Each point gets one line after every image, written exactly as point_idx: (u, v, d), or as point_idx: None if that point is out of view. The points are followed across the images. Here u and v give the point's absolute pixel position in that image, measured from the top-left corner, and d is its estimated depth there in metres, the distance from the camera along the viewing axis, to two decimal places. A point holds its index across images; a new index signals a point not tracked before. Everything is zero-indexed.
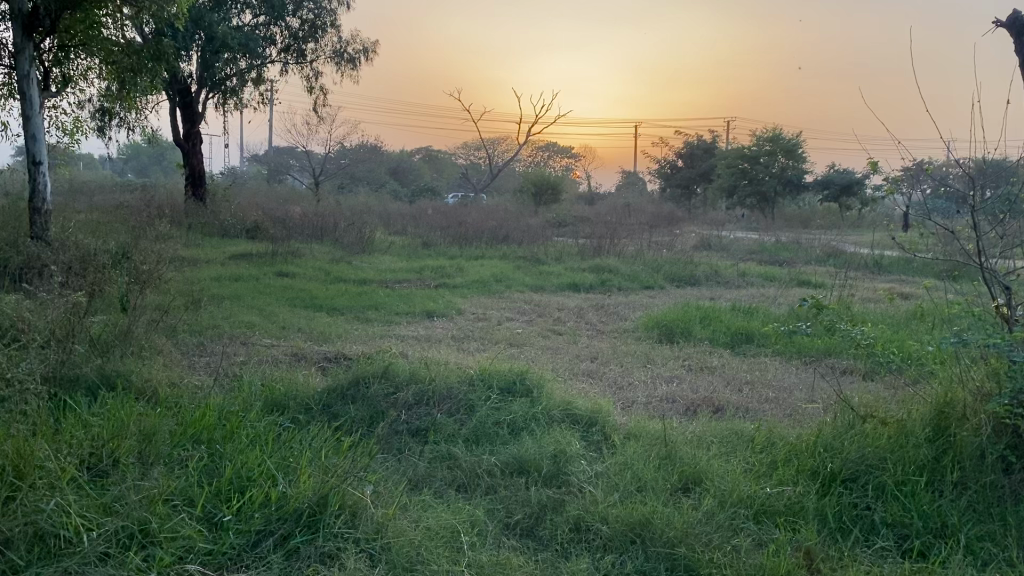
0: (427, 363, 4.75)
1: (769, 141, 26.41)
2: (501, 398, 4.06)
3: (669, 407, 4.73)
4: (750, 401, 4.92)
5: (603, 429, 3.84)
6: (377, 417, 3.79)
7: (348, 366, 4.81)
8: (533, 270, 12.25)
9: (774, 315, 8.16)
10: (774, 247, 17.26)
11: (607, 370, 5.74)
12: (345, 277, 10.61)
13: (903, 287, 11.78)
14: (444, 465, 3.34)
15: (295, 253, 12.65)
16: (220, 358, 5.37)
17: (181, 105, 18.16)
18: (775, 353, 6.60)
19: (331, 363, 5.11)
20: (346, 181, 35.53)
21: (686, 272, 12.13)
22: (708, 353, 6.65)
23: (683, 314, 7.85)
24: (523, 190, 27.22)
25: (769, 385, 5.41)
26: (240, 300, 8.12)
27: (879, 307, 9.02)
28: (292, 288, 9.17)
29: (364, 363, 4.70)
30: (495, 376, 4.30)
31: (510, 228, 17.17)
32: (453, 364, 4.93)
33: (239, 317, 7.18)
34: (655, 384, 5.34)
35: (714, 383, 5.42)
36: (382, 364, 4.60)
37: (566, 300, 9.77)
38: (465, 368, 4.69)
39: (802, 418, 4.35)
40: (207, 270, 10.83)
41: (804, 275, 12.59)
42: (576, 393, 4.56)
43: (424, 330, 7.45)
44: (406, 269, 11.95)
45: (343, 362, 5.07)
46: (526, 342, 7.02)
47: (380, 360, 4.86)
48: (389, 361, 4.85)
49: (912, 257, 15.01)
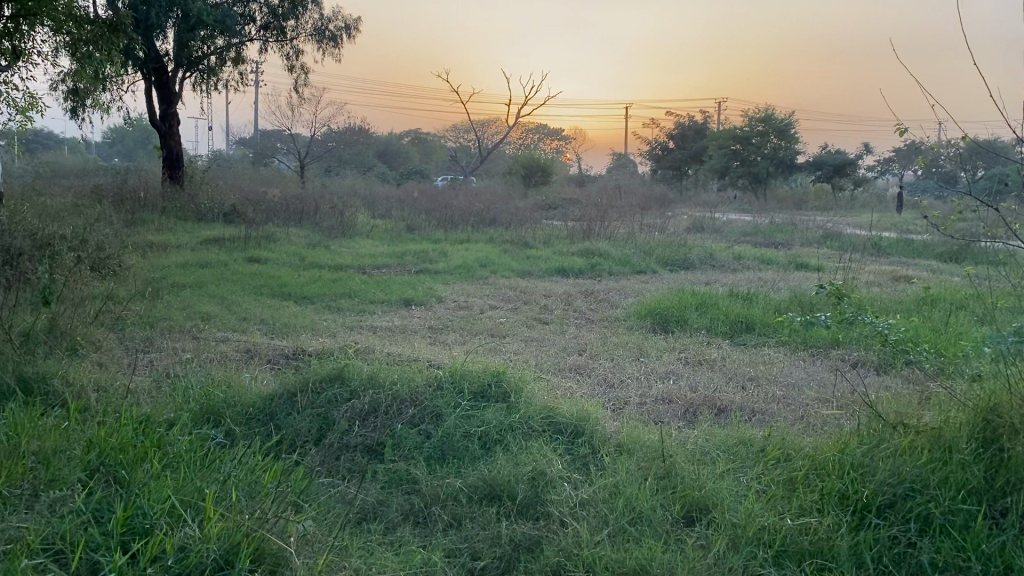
0: (393, 362, 4.19)
1: (762, 121, 25.84)
2: (473, 404, 3.50)
3: (666, 410, 4.18)
4: (757, 401, 4.38)
5: (590, 441, 3.31)
6: (327, 432, 3.25)
7: (302, 366, 4.25)
8: (519, 254, 11.72)
9: (775, 301, 7.63)
10: (769, 229, 16.74)
11: (597, 365, 5.19)
12: (321, 263, 10.02)
13: (905, 270, 11.27)
14: (401, 492, 2.81)
15: (270, 238, 12.06)
16: (164, 357, 4.82)
17: (157, 84, 17.48)
18: (779, 344, 6.06)
19: (285, 361, 4.56)
20: (332, 164, 34.84)
21: (680, 255, 11.60)
22: (707, 344, 6.11)
23: (678, 300, 7.31)
24: (513, 172, 26.62)
25: (775, 382, 4.87)
26: (201, 288, 7.55)
27: (886, 293, 8.48)
28: (261, 276, 8.59)
29: (320, 362, 4.14)
30: (468, 376, 3.76)
31: (498, 211, 16.60)
32: (422, 363, 4.38)
33: (197, 307, 6.61)
34: (651, 382, 4.79)
35: (714, 379, 4.90)
36: (343, 363, 4.04)
37: (554, 286, 9.23)
38: (434, 367, 4.14)
39: (820, 426, 3.80)
40: (174, 255, 10.23)
41: (802, 258, 12.05)
42: (560, 395, 4.01)
43: (399, 320, 6.90)
44: (387, 254, 11.38)
45: (300, 361, 4.51)
46: (509, 334, 6.46)
47: (339, 358, 4.31)
48: (351, 360, 4.28)
49: (912, 239, 14.51)
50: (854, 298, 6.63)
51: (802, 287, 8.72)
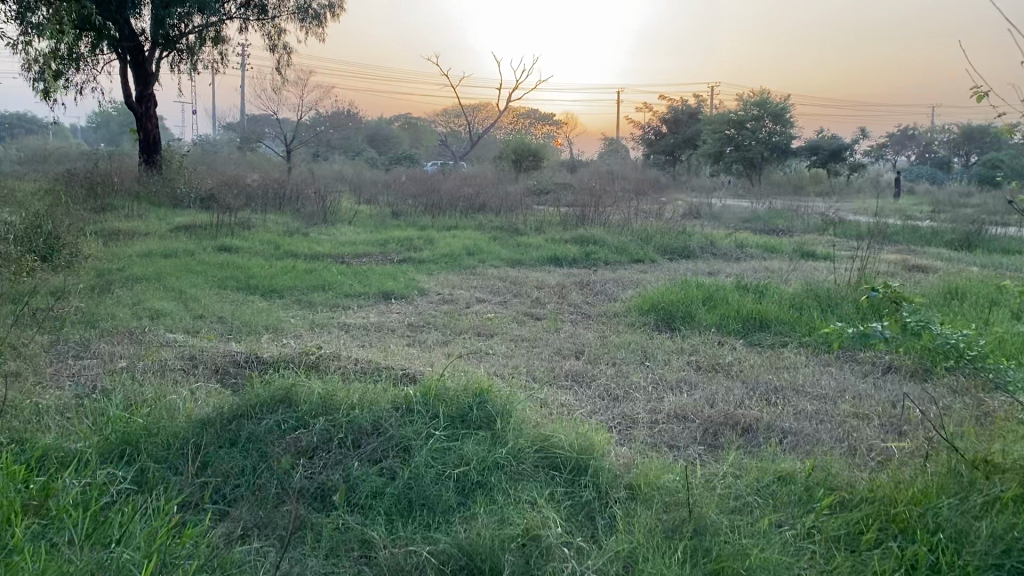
0: (358, 378, 3.53)
1: (756, 105, 25.11)
2: (449, 433, 2.84)
3: (685, 433, 3.52)
4: (790, 419, 3.73)
5: (594, 481, 2.66)
6: (265, 473, 2.58)
7: (249, 379, 3.58)
8: (510, 242, 11.05)
9: (790, 294, 6.97)
10: (769, 215, 16.09)
11: (599, 373, 4.53)
12: (297, 251, 9.33)
13: (918, 259, 10.64)
14: (353, 562, 2.17)
15: (245, 225, 11.35)
16: (98, 364, 4.16)
17: (133, 64, 16.71)
18: (800, 346, 5.41)
19: (235, 373, 3.90)
20: (319, 148, 34.05)
21: (679, 242, 10.94)
22: (719, 345, 5.46)
23: (683, 293, 6.65)
24: (504, 157, 25.90)
25: (803, 392, 4.23)
26: (159, 281, 6.87)
27: (906, 284, 7.84)
28: (228, 266, 7.91)
29: (270, 376, 3.47)
30: (446, 393, 3.10)
31: (487, 196, 15.91)
32: (393, 375, 3.73)
33: (149, 303, 5.92)
34: (662, 394, 4.14)
35: (733, 388, 4.26)
36: (297, 378, 3.37)
37: (547, 276, 8.55)
38: (407, 382, 3.48)
39: (875, 462, 3.14)
40: (138, 244, 9.52)
41: (809, 246, 11.41)
42: (559, 419, 3.33)
43: (376, 316, 6.25)
44: (369, 242, 10.69)
45: (249, 372, 3.84)
46: (497, 332, 5.80)
47: (293, 371, 3.65)
48: (308, 374, 3.60)
49: (920, 227, 13.86)
50: (898, 294, 5.98)
51: (815, 278, 8.08)
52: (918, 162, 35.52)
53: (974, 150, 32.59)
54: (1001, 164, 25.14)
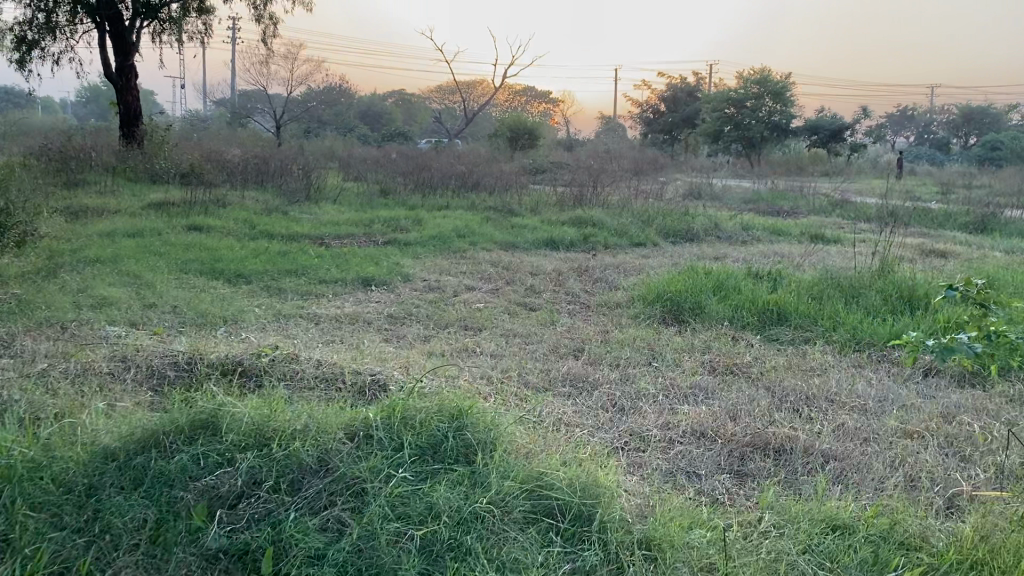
0: (311, 398, 2.91)
1: (757, 83, 24.37)
2: (415, 472, 2.23)
3: (706, 458, 2.93)
4: (830, 439, 3.14)
5: (601, 536, 2.06)
6: (170, 530, 1.97)
7: (181, 394, 2.95)
8: (504, 223, 10.42)
9: (808, 282, 6.36)
10: (772, 196, 15.44)
11: (601, 378, 3.94)
12: (273, 231, 8.70)
13: (935, 243, 10.02)
14: None
15: (221, 202, 10.70)
16: (14, 365, 3.54)
17: (111, 33, 15.96)
18: (825, 344, 4.83)
19: (171, 385, 3.28)
20: (310, 125, 33.24)
21: (683, 225, 10.32)
22: (734, 343, 4.87)
23: (690, 282, 6.04)
24: (499, 134, 25.22)
25: (839, 402, 3.63)
26: (114, 264, 6.23)
27: (929, 271, 7.25)
28: (195, 248, 7.27)
29: (204, 391, 2.85)
30: (414, 415, 2.49)
31: (481, 174, 15.26)
32: (358, 395, 3.12)
33: (97, 289, 5.29)
34: (673, 405, 3.54)
35: (758, 397, 3.67)
36: (233, 395, 2.74)
37: (542, 261, 7.94)
38: (371, 401, 2.87)
39: (944, 509, 2.57)
40: (103, 221, 8.86)
41: (818, 229, 10.80)
42: (556, 447, 2.73)
43: (353, 306, 5.63)
44: (353, 222, 10.04)
45: (187, 385, 3.23)
46: (486, 326, 5.19)
47: (232, 388, 3.03)
48: (253, 390, 2.98)
49: (933, 210, 13.22)
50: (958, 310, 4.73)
51: (833, 265, 7.49)
52: (918, 143, 34.94)
53: (974, 131, 32.05)
54: (1002, 145, 24.61)
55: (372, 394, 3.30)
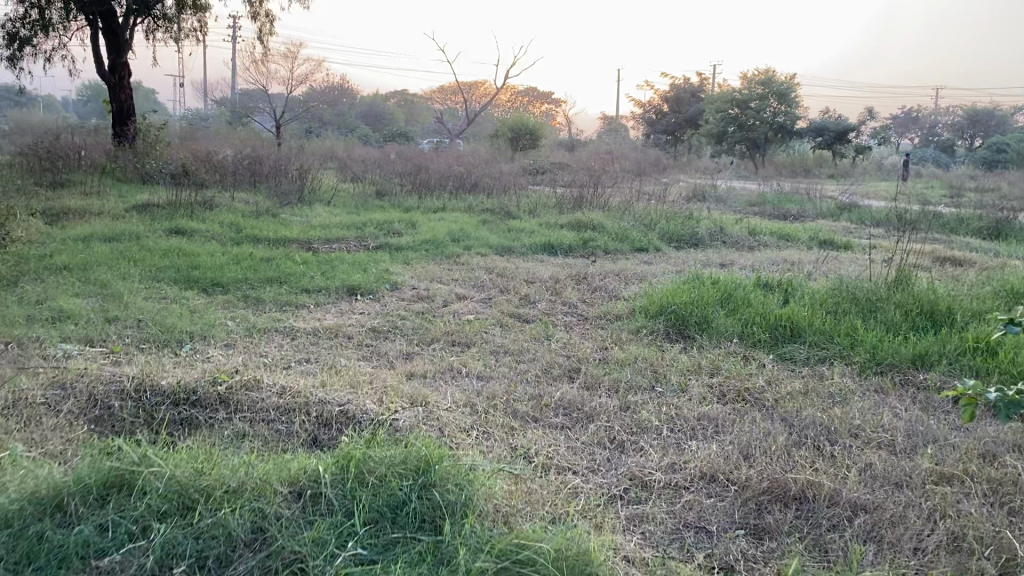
0: (262, 450, 2.53)
1: (761, 84, 23.95)
2: (372, 548, 1.85)
3: (718, 512, 2.56)
4: (858, 486, 2.76)
5: None
6: None
7: (112, 439, 2.56)
8: (501, 226, 10.03)
9: (820, 293, 5.96)
10: (777, 198, 15.05)
11: (600, 405, 3.55)
12: (260, 235, 8.32)
13: (948, 249, 9.63)
14: None
15: (208, 204, 10.32)
16: None
17: (103, 29, 15.57)
18: (843, 365, 4.45)
19: (109, 424, 2.91)
20: (309, 123, 32.84)
21: (686, 229, 9.93)
22: (746, 362, 4.49)
23: (695, 293, 5.65)
24: (499, 135, 24.82)
25: (867, 439, 3.25)
26: (83, 272, 5.85)
27: (947, 282, 6.85)
28: (174, 254, 6.89)
29: (134, 440, 2.46)
30: (373, 471, 2.12)
31: (479, 175, 14.87)
32: (321, 443, 2.74)
33: (58, 301, 4.91)
34: (679, 441, 3.16)
35: (774, 431, 3.28)
36: (168, 443, 2.36)
37: (539, 268, 7.55)
38: (331, 448, 2.49)
39: None
40: (82, 224, 8.47)
41: (826, 234, 10.40)
42: (544, 506, 2.36)
43: (334, 319, 5.26)
44: (344, 225, 9.66)
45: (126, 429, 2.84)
46: (476, 342, 4.80)
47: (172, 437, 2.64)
48: (197, 441, 2.59)
49: (944, 214, 12.81)
50: None
51: (845, 274, 7.10)
52: (923, 145, 34.50)
53: (979, 133, 31.66)
54: (1008, 147, 24.20)
55: (340, 431, 2.91)
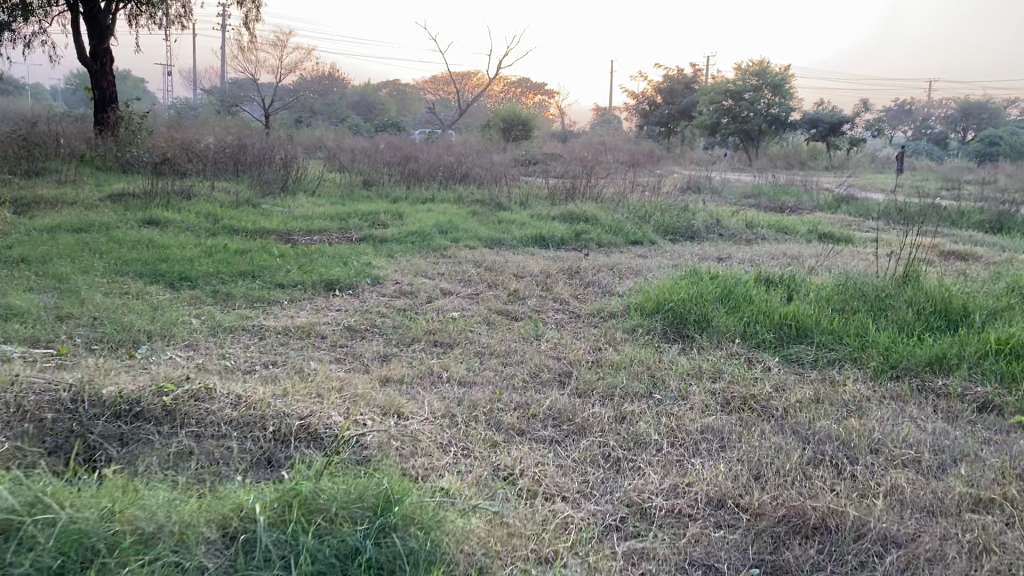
0: (202, 484, 2.18)
1: (755, 75, 23.56)
2: None
3: (728, 547, 2.22)
4: (887, 515, 2.43)
5: None
6: None
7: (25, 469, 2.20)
8: (490, 218, 9.68)
9: (825, 291, 5.62)
10: (773, 191, 14.71)
11: (594, 416, 3.21)
12: (237, 226, 7.96)
13: (950, 243, 9.31)
14: None
15: (185, 194, 9.95)
16: None
17: (84, 15, 15.14)
18: (854, 370, 4.12)
19: (33, 443, 2.55)
20: (298, 113, 32.39)
21: (683, 222, 9.60)
22: (750, 366, 4.16)
23: (694, 289, 5.30)
24: (491, 126, 24.43)
25: (891, 458, 2.91)
26: (43, 265, 5.49)
27: (957, 277, 6.52)
28: (143, 246, 6.53)
29: (45, 472, 2.11)
30: (322, 512, 1.80)
31: (469, 165, 14.50)
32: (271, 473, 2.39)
33: (10, 297, 4.56)
34: (683, 459, 2.82)
35: (787, 447, 2.94)
36: (81, 477, 2.01)
37: (529, 261, 7.21)
38: (281, 479, 2.15)
39: None
40: (52, 214, 8.11)
41: (825, 227, 10.06)
42: (525, 547, 2.03)
43: (310, 316, 4.91)
44: (327, 216, 9.30)
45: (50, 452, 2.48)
46: (460, 342, 4.45)
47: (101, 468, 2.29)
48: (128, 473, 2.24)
49: (944, 206, 12.48)
50: None
51: (850, 269, 6.76)
52: (916, 137, 34.19)
53: (972, 126, 31.41)
54: (1001, 140, 23.91)
55: (298, 452, 2.57)
